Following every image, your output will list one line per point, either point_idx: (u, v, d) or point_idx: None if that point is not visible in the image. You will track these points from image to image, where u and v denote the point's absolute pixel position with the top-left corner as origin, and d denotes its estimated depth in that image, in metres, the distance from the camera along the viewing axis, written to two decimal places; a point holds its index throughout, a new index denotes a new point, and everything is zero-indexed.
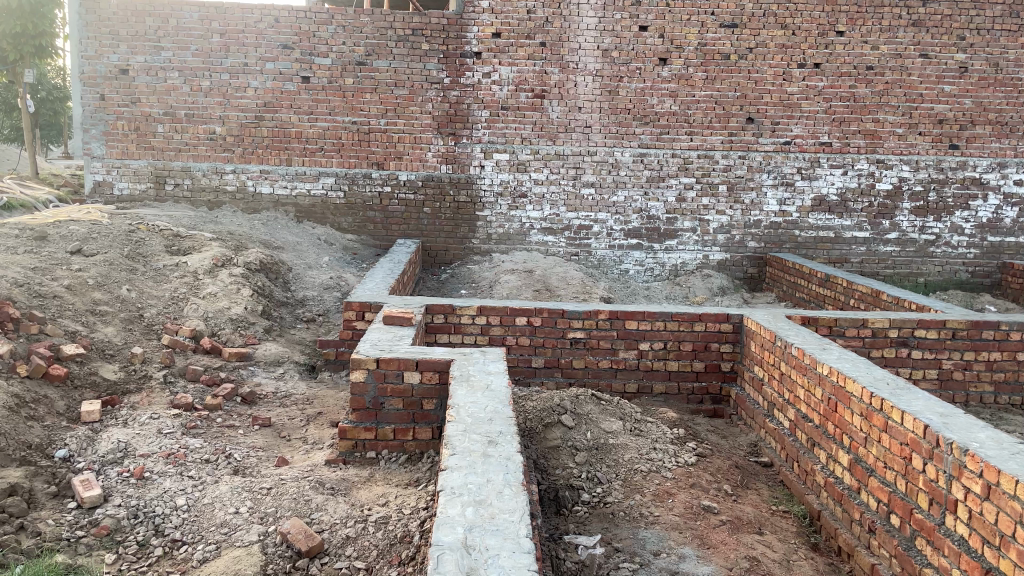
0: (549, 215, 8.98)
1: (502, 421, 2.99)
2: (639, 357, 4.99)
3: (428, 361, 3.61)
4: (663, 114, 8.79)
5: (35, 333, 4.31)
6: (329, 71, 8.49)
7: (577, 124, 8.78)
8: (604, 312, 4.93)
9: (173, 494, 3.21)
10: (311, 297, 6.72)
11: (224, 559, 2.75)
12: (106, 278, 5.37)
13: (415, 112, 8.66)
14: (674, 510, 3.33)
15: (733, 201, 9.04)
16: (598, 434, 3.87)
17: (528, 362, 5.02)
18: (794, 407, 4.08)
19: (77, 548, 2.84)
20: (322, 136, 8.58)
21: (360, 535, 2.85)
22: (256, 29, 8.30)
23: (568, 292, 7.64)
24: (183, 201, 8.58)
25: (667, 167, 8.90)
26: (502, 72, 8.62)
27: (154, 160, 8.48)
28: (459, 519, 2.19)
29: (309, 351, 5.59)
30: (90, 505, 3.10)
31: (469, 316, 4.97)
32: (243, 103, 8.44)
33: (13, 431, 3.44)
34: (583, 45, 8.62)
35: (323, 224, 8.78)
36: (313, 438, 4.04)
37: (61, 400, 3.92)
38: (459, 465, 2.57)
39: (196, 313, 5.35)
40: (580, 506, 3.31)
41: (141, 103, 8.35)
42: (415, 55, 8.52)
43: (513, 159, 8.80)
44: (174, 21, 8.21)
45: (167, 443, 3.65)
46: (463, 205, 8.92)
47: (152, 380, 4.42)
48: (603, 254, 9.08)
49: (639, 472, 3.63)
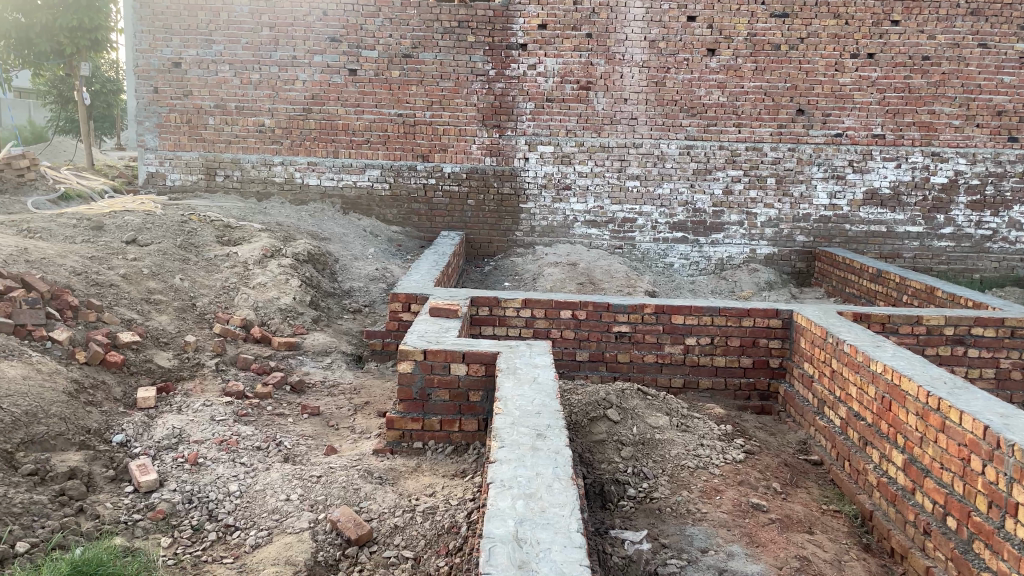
0: (593, 208, 8.94)
1: (550, 414, 2.99)
2: (686, 352, 4.95)
3: (475, 353, 3.63)
4: (710, 106, 8.68)
5: (93, 321, 4.43)
6: (376, 63, 8.52)
7: (623, 116, 8.70)
8: (650, 305, 4.90)
9: (226, 480, 3.29)
10: (358, 288, 6.78)
11: (276, 546, 2.83)
12: (160, 268, 5.49)
13: (460, 104, 8.66)
14: (721, 507, 3.29)
15: (782, 194, 8.88)
16: (644, 429, 3.83)
17: (572, 355, 5.00)
18: (846, 404, 4.00)
19: (135, 532, 2.93)
20: (369, 128, 8.65)
21: (408, 525, 2.89)
22: (305, 22, 8.37)
23: (613, 285, 7.63)
24: (233, 192, 8.73)
25: (714, 159, 8.78)
26: (548, 64, 8.59)
27: (206, 151, 8.64)
28: (510, 511, 2.20)
29: (356, 341, 5.64)
30: (147, 489, 3.19)
31: (514, 308, 4.96)
32: (292, 96, 8.54)
33: (74, 417, 3.55)
34: (630, 36, 8.52)
35: (369, 215, 8.88)
36: (361, 427, 4.09)
37: (118, 385, 4.03)
38: (508, 457, 2.58)
39: (247, 303, 5.44)
40: (626, 501, 3.29)
41: (193, 96, 8.50)
42: (462, 47, 8.52)
43: (558, 151, 8.79)
44: (226, 14, 8.33)
45: (220, 430, 3.72)
46: (508, 197, 8.92)
47: (205, 368, 4.51)
48: (647, 247, 9.02)
49: (686, 469, 3.60)
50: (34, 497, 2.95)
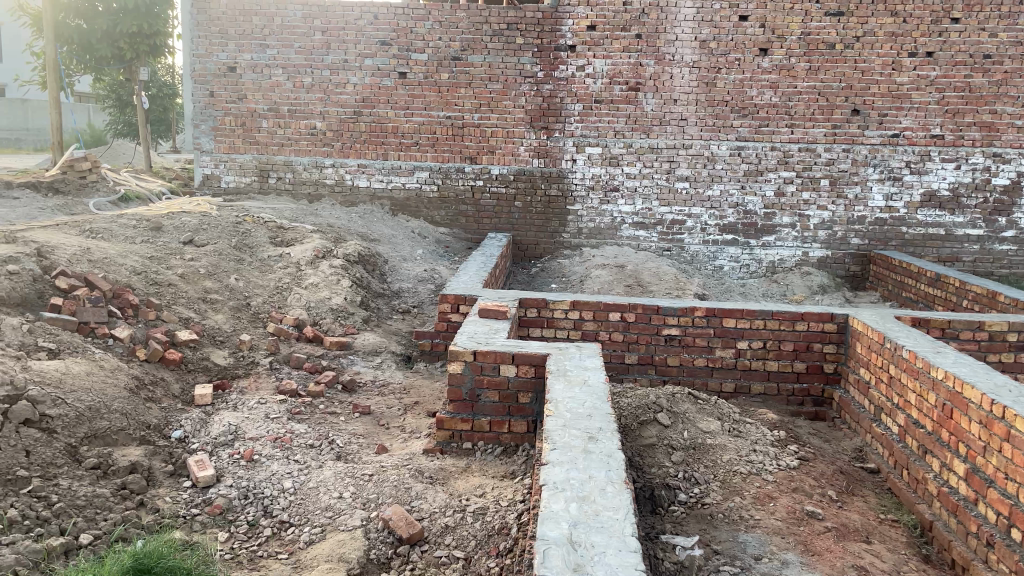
0: (641, 210, 8.89)
1: (601, 417, 2.97)
2: (737, 356, 4.87)
3: (525, 354, 3.62)
4: (762, 106, 8.54)
5: (153, 319, 4.56)
6: (425, 67, 8.59)
7: (672, 117, 8.63)
8: (700, 308, 4.84)
9: (280, 477, 3.35)
10: (406, 289, 6.84)
11: (330, 543, 2.87)
12: (216, 268, 5.61)
13: (508, 107, 8.68)
14: (775, 514, 3.24)
15: (836, 196, 8.71)
16: (695, 433, 3.79)
17: (621, 358, 4.98)
18: (904, 411, 3.90)
19: (193, 526, 3.00)
20: (418, 130, 8.72)
21: (459, 525, 2.91)
22: (356, 26, 8.48)
23: (662, 287, 7.56)
24: (286, 193, 8.90)
25: (765, 160, 8.64)
26: (596, 65, 8.56)
27: (259, 154, 8.81)
28: (564, 514, 2.19)
29: (406, 341, 5.67)
30: (204, 484, 3.26)
31: (562, 310, 4.95)
32: (343, 99, 8.66)
33: (134, 412, 3.65)
34: (680, 36, 8.44)
35: (417, 217, 8.96)
36: (410, 427, 4.12)
37: (177, 382, 4.13)
38: (561, 460, 2.58)
39: (299, 303, 5.53)
40: (676, 506, 3.26)
41: (247, 99, 8.68)
42: (511, 49, 8.53)
43: (605, 153, 8.75)
44: (280, 19, 8.48)
45: (274, 427, 3.79)
46: (555, 199, 8.91)
47: (259, 366, 4.60)
48: (696, 249, 8.93)
49: (738, 474, 3.55)
50: (97, 490, 3.05)
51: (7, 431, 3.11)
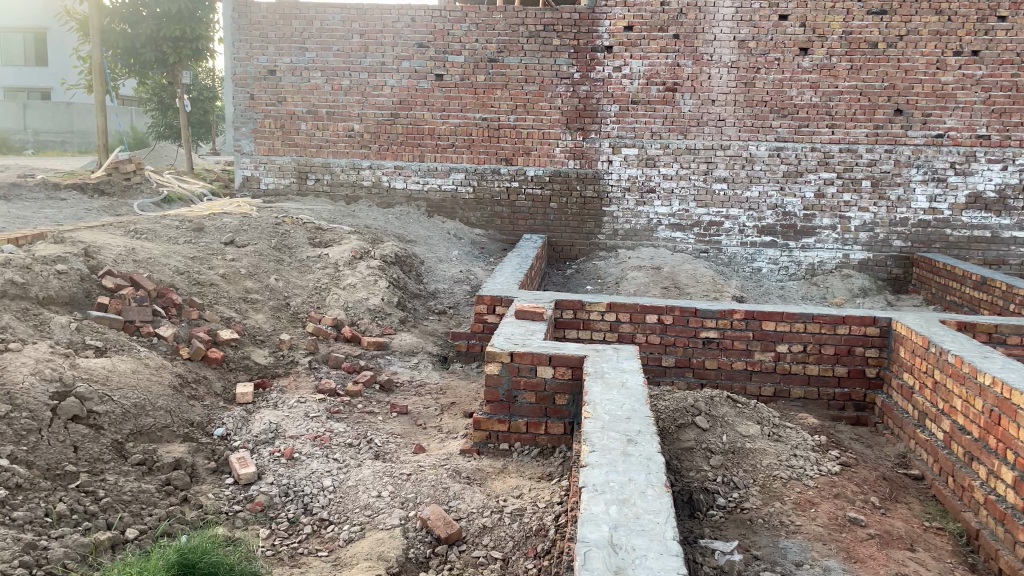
0: (678, 211, 8.83)
1: (641, 420, 2.96)
2: (777, 359, 4.82)
3: (562, 356, 3.62)
4: (802, 106, 8.42)
5: (196, 318, 4.64)
6: (462, 69, 8.63)
7: (710, 117, 8.55)
8: (739, 311, 4.79)
9: (320, 475, 3.39)
10: (443, 289, 6.87)
11: (368, 541, 2.90)
12: (256, 268, 5.69)
13: (544, 108, 8.67)
14: (816, 520, 3.19)
15: (878, 197, 8.56)
16: (734, 437, 3.75)
17: (658, 361, 4.95)
18: (950, 417, 3.82)
19: (236, 522, 3.05)
20: (454, 132, 8.76)
21: (497, 526, 2.91)
22: (394, 28, 8.54)
23: (699, 289, 7.50)
24: (324, 195, 9.00)
25: (805, 161, 8.53)
26: (633, 66, 8.53)
27: (298, 156, 8.92)
28: (604, 516, 2.19)
29: (442, 342, 5.69)
30: (246, 481, 3.31)
31: (599, 312, 4.94)
32: (380, 101, 8.73)
33: (178, 410, 3.72)
34: (719, 36, 8.37)
35: (453, 218, 9.00)
36: (447, 427, 4.14)
37: (219, 381, 4.20)
38: (600, 462, 2.57)
39: (338, 303, 5.58)
40: (715, 510, 3.23)
41: (286, 102, 8.79)
42: (547, 51, 8.53)
43: (642, 154, 8.71)
44: (318, 22, 8.58)
45: (314, 426, 3.83)
46: (591, 200, 8.89)
47: (298, 365, 4.65)
48: (734, 251, 8.83)
49: (779, 479, 3.50)
50: (143, 486, 3.11)
51: (56, 427, 3.20)
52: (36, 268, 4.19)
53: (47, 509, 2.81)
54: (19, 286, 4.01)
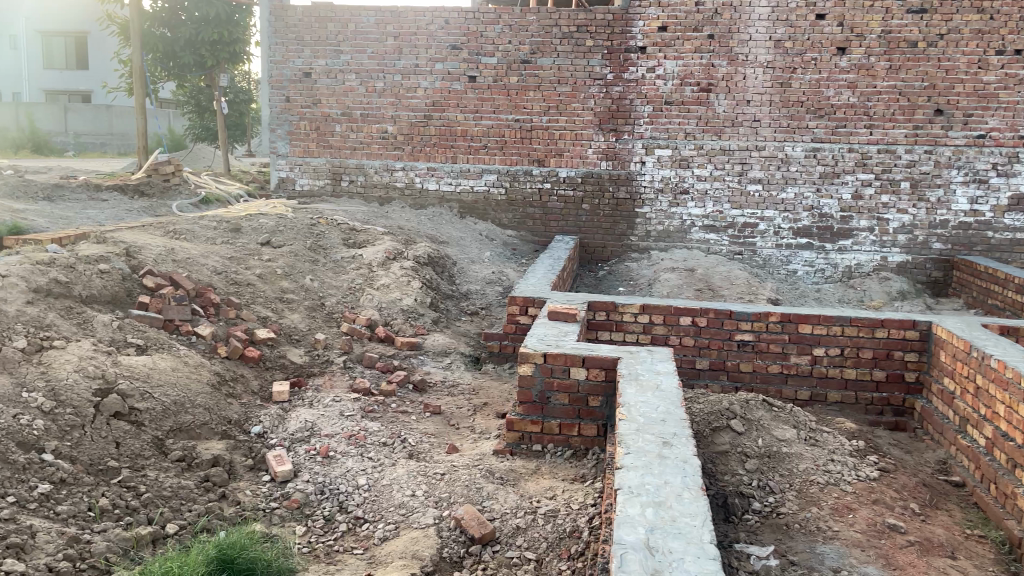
0: (711, 213, 8.75)
1: (676, 423, 2.94)
2: (813, 363, 4.76)
3: (596, 358, 3.61)
4: (840, 107, 8.31)
5: (233, 317, 4.70)
6: (495, 70, 8.65)
7: (745, 118, 8.47)
8: (775, 314, 4.74)
9: (355, 473, 3.42)
10: (475, 290, 6.89)
11: (403, 540, 2.92)
12: (292, 268, 5.76)
13: (577, 109, 8.66)
14: (854, 526, 3.15)
15: (917, 199, 8.41)
16: (770, 441, 3.71)
17: (692, 363, 4.91)
18: (992, 423, 3.74)
19: (273, 518, 3.10)
20: (486, 133, 8.78)
21: (531, 527, 2.92)
22: (428, 31, 8.60)
23: (733, 292, 7.43)
24: (357, 196, 9.08)
25: (842, 162, 8.42)
26: (667, 66, 8.48)
27: (332, 157, 9.01)
28: (640, 519, 2.18)
29: (475, 343, 5.71)
30: (282, 479, 3.36)
31: (632, 314, 4.92)
32: (414, 103, 8.79)
33: (216, 407, 3.78)
34: (754, 36, 8.30)
35: (485, 219, 9.02)
36: (480, 427, 4.15)
37: (255, 379, 4.26)
38: (635, 464, 2.56)
39: (372, 304, 5.63)
40: (751, 514, 3.20)
41: (321, 104, 8.88)
42: (580, 52, 8.52)
43: (676, 155, 8.65)
44: (353, 25, 8.66)
45: (348, 425, 3.86)
46: (623, 201, 8.86)
47: (333, 365, 4.70)
48: (769, 253, 8.73)
49: (816, 484, 3.46)
50: (182, 482, 3.17)
51: (99, 423, 3.28)
52: (80, 268, 4.29)
53: (90, 503, 2.87)
54: (64, 284, 4.11)
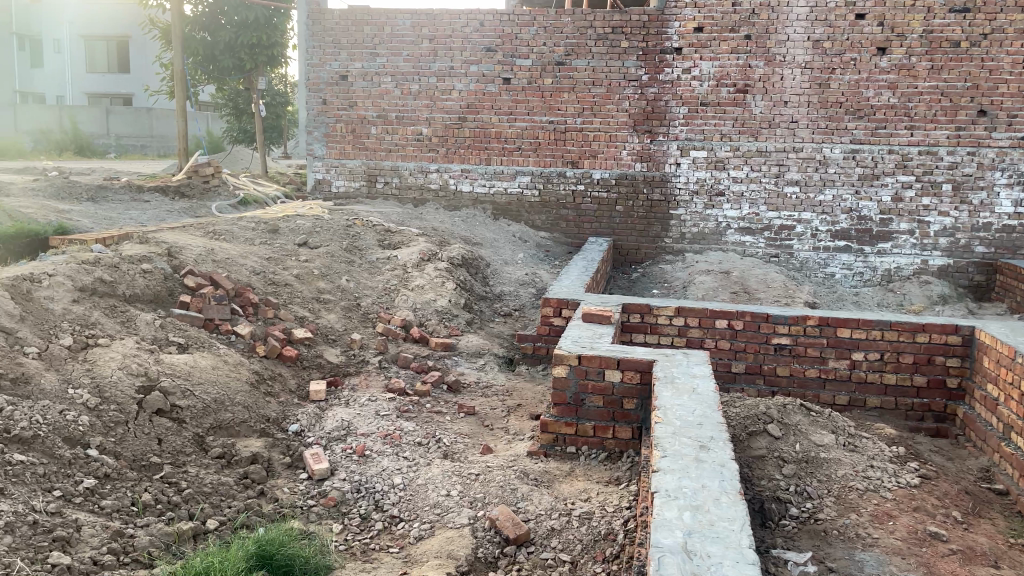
0: (747, 214, 8.67)
1: (712, 426, 2.92)
2: (852, 368, 4.69)
3: (631, 360, 3.60)
4: (880, 107, 8.18)
5: (271, 317, 4.77)
6: (529, 72, 8.66)
7: (782, 119, 8.38)
8: (813, 317, 4.68)
9: (390, 473, 3.45)
10: (508, 292, 6.91)
11: (438, 539, 2.94)
12: (329, 269, 5.84)
13: (611, 110, 8.64)
14: (894, 533, 3.10)
15: (959, 201, 8.26)
16: (808, 446, 3.66)
17: (728, 367, 4.87)
18: None
19: (310, 516, 3.14)
20: (520, 135, 8.80)
21: (565, 528, 2.92)
22: (463, 33, 8.64)
23: (769, 295, 7.36)
24: (392, 198, 9.16)
25: (882, 164, 8.28)
26: (703, 67, 8.42)
27: (368, 160, 9.11)
28: (677, 523, 2.17)
29: (509, 344, 5.72)
30: (319, 477, 3.40)
31: (667, 316, 4.90)
32: (448, 105, 8.83)
33: (255, 405, 3.84)
34: (792, 37, 8.20)
35: (518, 221, 9.04)
36: (514, 429, 4.16)
37: (292, 378, 4.32)
38: (672, 467, 2.55)
39: (406, 305, 5.68)
40: (788, 520, 3.17)
41: (357, 107, 8.97)
42: (615, 53, 8.50)
43: (711, 156, 8.58)
44: (390, 28, 8.74)
45: (384, 424, 3.90)
46: (658, 203, 8.82)
47: (368, 364, 4.74)
48: (806, 256, 8.62)
49: (854, 490, 3.41)
50: (222, 478, 3.22)
51: (142, 420, 3.35)
52: (123, 267, 4.38)
53: (133, 499, 2.94)
54: (108, 284, 4.21)
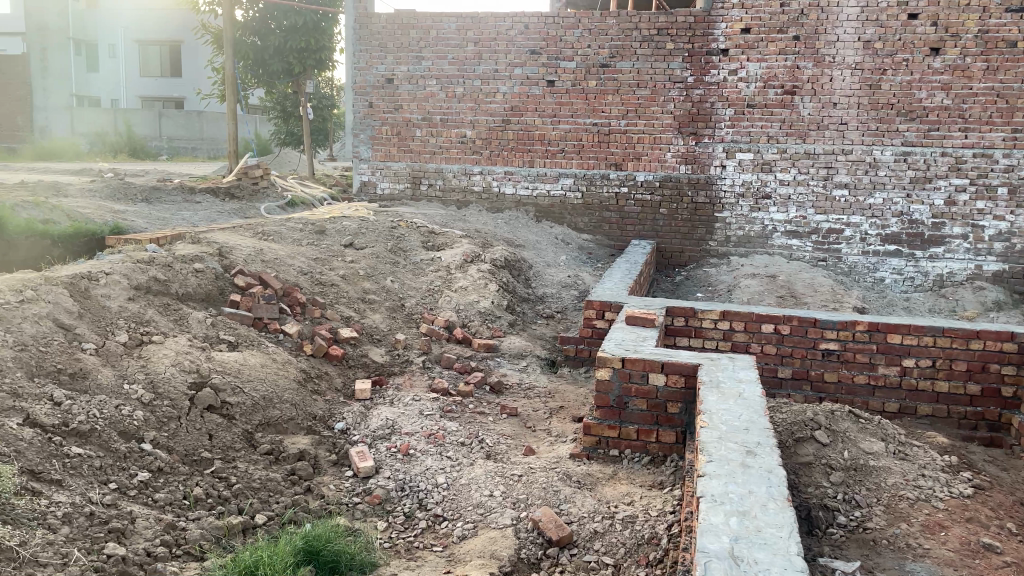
0: (794, 218, 8.54)
1: (759, 432, 2.89)
2: (902, 374, 4.60)
3: (675, 364, 3.58)
4: (932, 109, 8.00)
5: (318, 317, 4.85)
6: (574, 74, 8.67)
7: (831, 121, 8.24)
8: (863, 323, 4.60)
9: (434, 472, 3.48)
10: (551, 294, 6.91)
11: (481, 539, 2.96)
12: (374, 270, 5.91)
13: (656, 112, 8.59)
14: (946, 544, 3.03)
15: (1016, 205, 8.02)
16: (856, 454, 3.60)
17: (774, 372, 4.82)
18: None
19: (356, 513, 3.19)
20: (564, 137, 8.81)
21: (608, 531, 2.91)
22: (507, 36, 8.68)
23: (817, 299, 7.24)
24: (436, 200, 9.24)
25: (935, 167, 8.10)
26: (750, 69, 8.33)
27: (413, 162, 9.20)
28: (724, 528, 2.16)
29: (551, 346, 5.72)
30: (365, 475, 3.45)
31: (711, 320, 4.86)
32: (492, 108, 8.87)
33: (302, 403, 3.91)
34: (842, 37, 8.06)
35: (561, 223, 9.04)
36: (557, 431, 4.16)
37: (338, 377, 4.39)
38: (718, 472, 2.53)
39: (450, 305, 5.72)
40: (836, 528, 3.13)
41: (403, 110, 9.07)
42: (660, 54, 8.45)
43: (758, 158, 8.48)
44: (435, 31, 8.82)
45: (428, 424, 3.94)
46: (702, 206, 8.74)
47: (412, 364, 4.79)
48: (855, 260, 8.48)
49: (905, 500, 3.34)
50: (270, 474, 3.29)
51: (194, 416, 3.43)
52: (177, 266, 4.50)
53: (185, 493, 3.02)
54: (162, 282, 4.33)
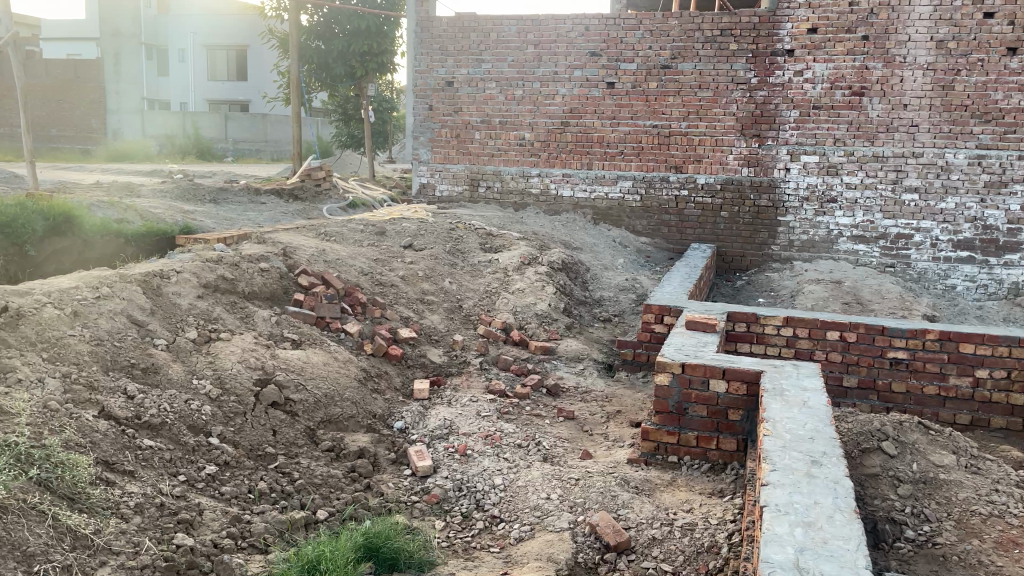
0: (861, 222, 8.32)
1: (825, 441, 2.83)
2: (975, 386, 4.44)
3: (737, 370, 3.52)
4: (1009, 111, 7.70)
5: (378, 317, 4.92)
6: (634, 76, 8.61)
7: (901, 123, 7.99)
8: (934, 331, 4.45)
9: (491, 473, 3.49)
10: (608, 297, 6.87)
11: (539, 542, 2.96)
12: (433, 271, 5.97)
13: (718, 114, 8.47)
14: (1022, 562, 2.90)
15: None
16: (926, 466, 3.49)
17: (839, 381, 4.69)
18: None
19: (414, 512, 3.22)
20: (623, 139, 8.76)
21: (667, 538, 2.89)
22: (568, 38, 8.68)
23: (884, 307, 7.04)
24: (494, 202, 9.28)
25: (1011, 170, 7.80)
26: (816, 69, 8.15)
27: (471, 164, 9.26)
28: (789, 538, 2.11)
29: (608, 350, 5.68)
30: (423, 474, 3.49)
31: (774, 326, 4.77)
32: (551, 110, 8.88)
33: (363, 401, 3.97)
34: (914, 36, 7.82)
35: (619, 226, 9.00)
36: (614, 435, 4.13)
37: (398, 376, 4.44)
38: (782, 482, 2.48)
39: (507, 307, 5.74)
40: (903, 543, 3.04)
41: (462, 112, 9.13)
42: (723, 55, 8.33)
43: (823, 161, 8.28)
44: (495, 34, 8.87)
45: (485, 425, 3.96)
46: (764, 209, 8.57)
47: (470, 365, 4.82)
48: (924, 266, 8.21)
49: (977, 515, 3.22)
50: (331, 471, 3.35)
51: (258, 412, 3.52)
52: (243, 266, 4.62)
53: (250, 486, 3.10)
54: (229, 281, 4.44)
